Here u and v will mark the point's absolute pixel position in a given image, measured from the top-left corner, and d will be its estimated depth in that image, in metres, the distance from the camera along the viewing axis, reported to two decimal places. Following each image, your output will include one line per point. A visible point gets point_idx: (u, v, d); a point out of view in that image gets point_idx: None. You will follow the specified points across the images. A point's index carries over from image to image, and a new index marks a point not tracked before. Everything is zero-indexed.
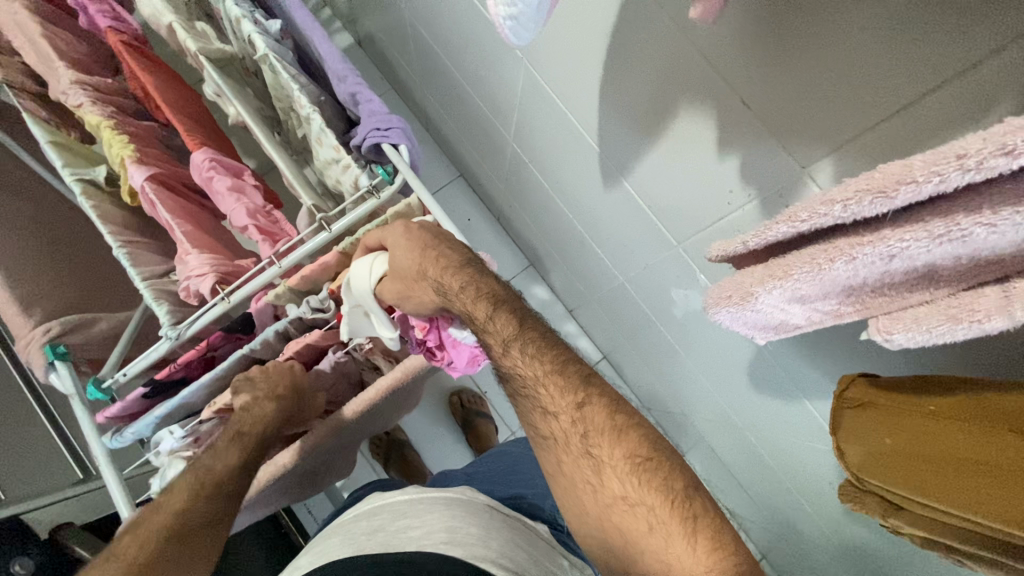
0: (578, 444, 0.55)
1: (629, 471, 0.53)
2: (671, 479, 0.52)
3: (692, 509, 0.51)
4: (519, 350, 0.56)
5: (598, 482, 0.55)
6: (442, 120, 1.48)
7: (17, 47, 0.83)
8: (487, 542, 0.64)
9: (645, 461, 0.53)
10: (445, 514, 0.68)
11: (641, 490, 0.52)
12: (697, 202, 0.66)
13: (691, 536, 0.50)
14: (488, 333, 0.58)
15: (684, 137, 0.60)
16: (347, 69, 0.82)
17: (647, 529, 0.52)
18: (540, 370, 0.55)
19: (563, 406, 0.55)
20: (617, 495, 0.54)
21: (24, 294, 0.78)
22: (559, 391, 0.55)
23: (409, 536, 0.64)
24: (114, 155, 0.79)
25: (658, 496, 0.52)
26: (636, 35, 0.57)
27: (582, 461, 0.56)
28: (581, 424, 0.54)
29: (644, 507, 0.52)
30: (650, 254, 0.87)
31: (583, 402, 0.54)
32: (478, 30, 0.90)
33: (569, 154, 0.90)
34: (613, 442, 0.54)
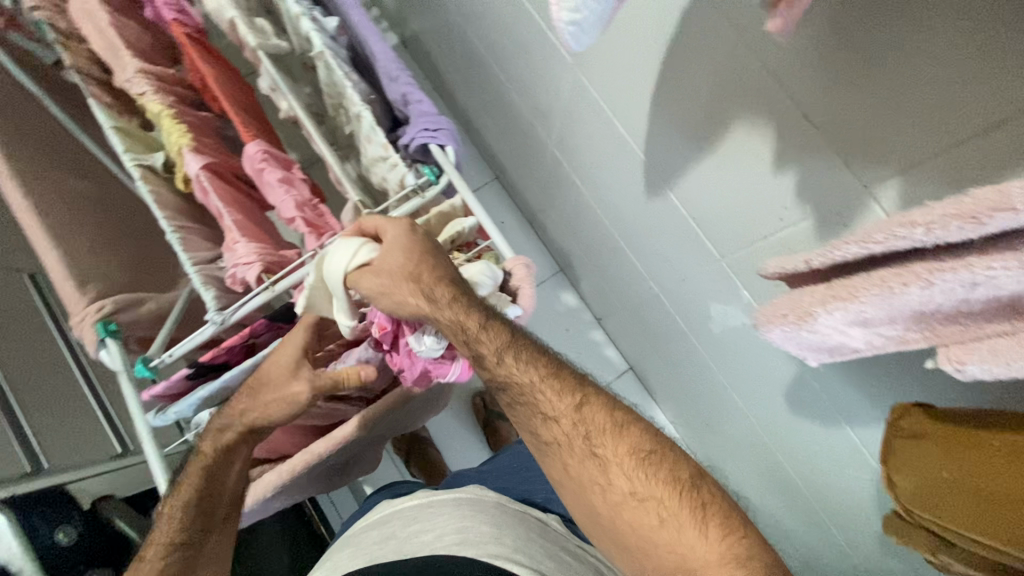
0: (582, 445, 0.57)
1: (634, 466, 0.55)
2: (677, 470, 0.54)
3: (700, 496, 0.53)
4: (511, 359, 0.59)
5: (606, 480, 0.55)
6: (481, 122, 1.49)
7: (88, 36, 0.86)
8: (501, 539, 0.64)
9: (649, 455, 0.55)
10: (457, 514, 0.68)
11: (650, 484, 0.54)
12: (747, 217, 0.65)
13: (702, 525, 0.51)
14: (481, 343, 0.59)
15: (739, 150, 0.59)
16: (399, 69, 0.84)
17: (658, 522, 0.53)
18: (536, 374, 0.59)
19: (563, 409, 0.57)
20: (626, 492, 0.54)
21: (81, 272, 0.81)
22: (557, 393, 0.58)
23: (421, 541, 0.65)
24: (172, 143, 0.82)
25: (665, 485, 0.54)
26: (697, 45, 0.56)
27: (588, 463, 0.56)
28: (581, 424, 0.57)
29: (654, 501, 0.53)
30: (691, 266, 0.86)
31: (581, 403, 0.57)
32: (528, 35, 0.91)
33: (612, 162, 0.90)
34: (615, 439, 0.56)
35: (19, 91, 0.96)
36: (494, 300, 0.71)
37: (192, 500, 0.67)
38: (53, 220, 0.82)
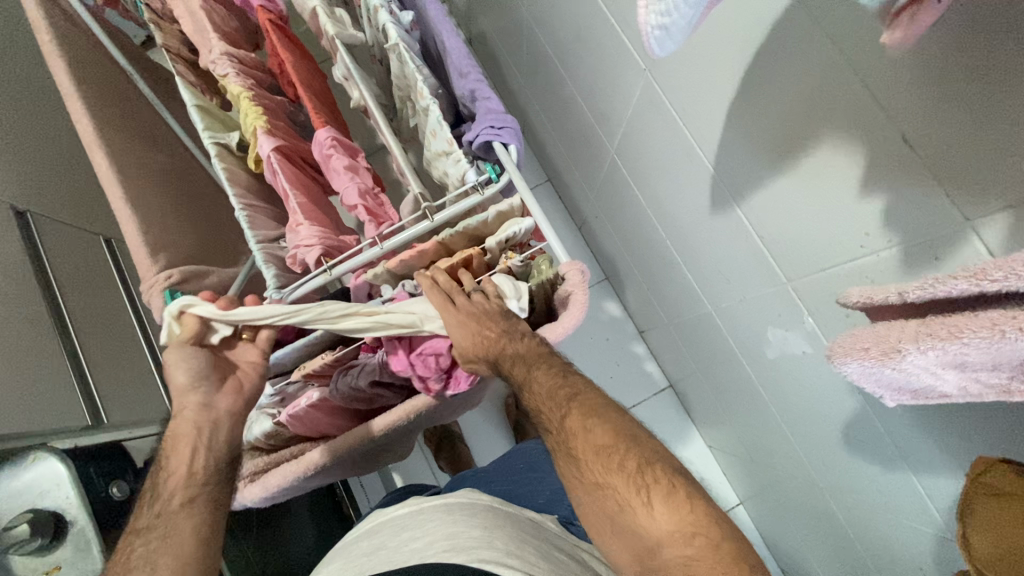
0: (562, 448, 0.58)
1: (597, 460, 0.55)
2: (632, 457, 0.54)
3: (651, 477, 0.52)
4: (540, 378, 0.63)
5: (578, 473, 0.56)
6: (541, 124, 1.48)
7: (180, 18, 0.91)
8: (491, 543, 0.63)
9: (609, 448, 0.55)
10: (448, 521, 0.68)
11: (607, 472, 0.54)
12: (823, 241, 0.61)
13: (648, 504, 0.51)
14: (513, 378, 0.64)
15: (822, 170, 0.56)
16: (469, 66, 0.84)
17: (618, 507, 0.53)
18: (545, 396, 0.61)
19: (554, 419, 0.60)
20: (593, 481, 0.55)
21: (155, 240, 0.85)
22: (551, 406, 0.60)
23: (411, 549, 0.65)
24: (248, 124, 0.84)
25: (620, 476, 0.53)
26: (788, 56, 0.53)
27: (567, 462, 0.58)
28: (566, 433, 0.59)
29: (611, 488, 0.54)
30: (754, 287, 0.82)
31: (565, 412, 0.59)
32: (601, 38, 0.89)
33: (677, 173, 0.87)
34: (584, 438, 0.57)
35: (113, 65, 1.02)
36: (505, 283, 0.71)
37: (158, 491, 0.63)
38: (136, 189, 0.87)
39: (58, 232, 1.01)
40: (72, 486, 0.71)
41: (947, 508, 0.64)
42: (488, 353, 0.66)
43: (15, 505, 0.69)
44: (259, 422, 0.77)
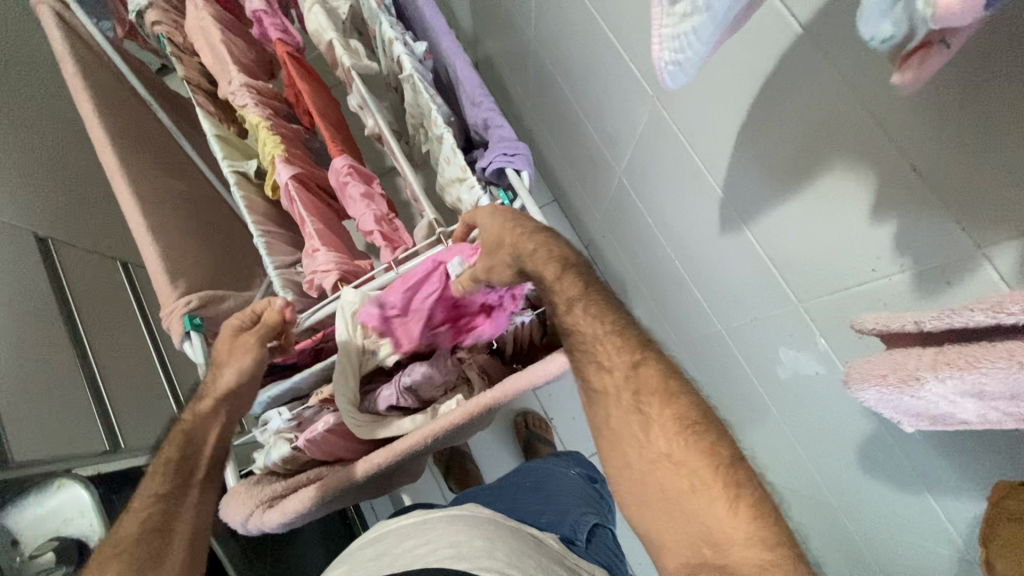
0: (630, 400, 0.59)
1: (677, 431, 0.55)
2: (718, 446, 0.54)
3: (737, 477, 0.52)
4: (582, 309, 0.62)
5: (646, 438, 0.57)
6: (548, 146, 1.51)
7: (200, 50, 0.93)
8: (494, 553, 0.64)
9: (694, 425, 0.55)
10: (450, 530, 0.68)
11: (688, 452, 0.54)
12: (836, 265, 0.62)
13: (733, 501, 0.51)
14: (554, 291, 0.63)
15: (832, 196, 0.58)
16: (482, 95, 0.86)
17: (690, 489, 0.54)
18: (601, 329, 0.61)
19: (617, 363, 0.60)
20: (662, 452, 0.56)
21: (175, 267, 0.86)
22: (617, 349, 0.60)
23: (416, 554, 0.65)
24: (266, 153, 0.87)
25: (702, 457, 0.53)
26: (797, 87, 0.55)
27: (632, 417, 0.59)
28: (636, 381, 0.58)
29: (688, 469, 0.54)
30: (765, 307, 0.83)
31: (638, 362, 0.59)
32: (609, 65, 0.91)
33: (686, 195, 0.89)
34: (664, 403, 0.57)
35: (134, 96, 1.05)
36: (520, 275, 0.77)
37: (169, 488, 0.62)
38: (156, 216, 0.89)
39: (77, 258, 1.03)
40: (96, 511, 0.71)
41: (966, 530, 0.64)
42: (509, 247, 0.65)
43: (40, 533, 0.70)
44: (276, 446, 0.76)
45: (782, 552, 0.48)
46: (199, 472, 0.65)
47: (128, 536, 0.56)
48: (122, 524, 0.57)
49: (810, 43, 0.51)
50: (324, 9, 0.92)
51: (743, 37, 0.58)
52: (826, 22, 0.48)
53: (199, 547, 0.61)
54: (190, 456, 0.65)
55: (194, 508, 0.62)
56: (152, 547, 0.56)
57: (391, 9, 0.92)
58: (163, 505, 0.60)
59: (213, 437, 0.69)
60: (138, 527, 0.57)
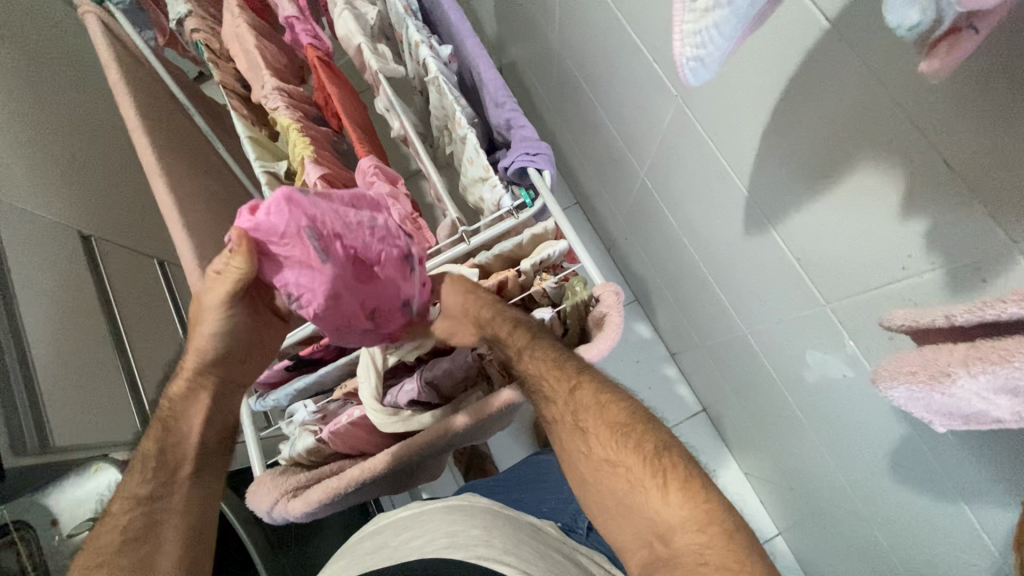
0: (570, 419, 0.61)
1: (610, 435, 0.58)
2: (644, 438, 0.57)
3: (665, 463, 0.55)
4: (529, 355, 0.65)
5: (587, 448, 0.59)
6: (570, 148, 1.51)
7: (234, 56, 0.97)
8: (490, 542, 0.65)
9: (624, 426, 0.58)
10: (447, 521, 0.70)
11: (621, 451, 0.56)
12: (867, 263, 0.61)
13: (665, 490, 0.54)
14: (506, 344, 0.66)
15: (860, 192, 0.57)
16: (505, 96, 0.87)
17: (629, 487, 0.56)
18: (545, 365, 0.63)
19: (558, 391, 0.62)
20: (601, 458, 0.58)
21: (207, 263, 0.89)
22: (557, 380, 0.62)
23: (413, 545, 0.67)
24: (296, 154, 0.89)
25: (635, 454, 0.56)
26: (824, 83, 0.54)
27: (574, 435, 0.60)
28: (572, 403, 0.61)
29: (624, 468, 0.56)
30: (790, 307, 0.82)
31: (575, 385, 0.61)
32: (632, 66, 0.91)
33: (710, 196, 0.88)
34: (597, 412, 0.59)
35: (172, 101, 1.09)
36: (536, 275, 0.77)
37: (154, 490, 0.62)
38: (192, 215, 0.92)
39: (117, 255, 1.08)
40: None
41: (1003, 540, 0.61)
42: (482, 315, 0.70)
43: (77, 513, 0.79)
44: (301, 438, 0.77)
45: (715, 530, 0.51)
46: (183, 466, 0.65)
47: (106, 542, 0.58)
48: (107, 522, 0.60)
49: (836, 37, 0.50)
50: (352, 13, 0.95)
51: (769, 33, 0.57)
52: (857, 14, 0.47)
53: (192, 544, 0.61)
54: (170, 449, 0.64)
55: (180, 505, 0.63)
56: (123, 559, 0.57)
57: (418, 14, 0.94)
58: (140, 513, 0.60)
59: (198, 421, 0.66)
60: (109, 540, 0.58)
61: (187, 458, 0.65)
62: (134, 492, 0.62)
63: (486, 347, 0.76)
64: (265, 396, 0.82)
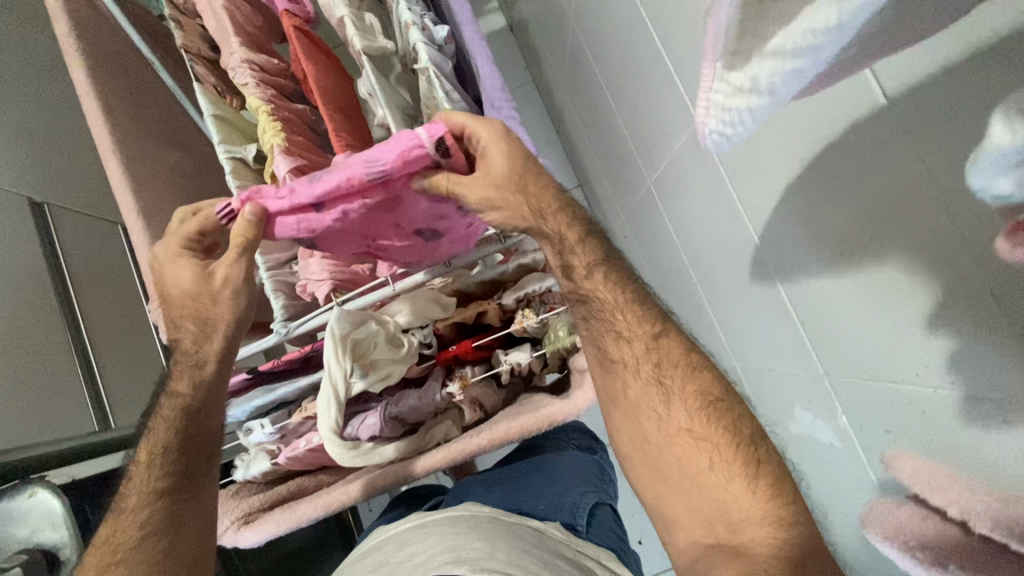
0: (649, 371, 0.61)
1: (697, 407, 0.58)
2: (740, 424, 0.56)
3: (758, 453, 0.55)
4: (600, 275, 0.64)
5: (665, 412, 0.60)
6: (577, 131, 1.40)
7: (202, 14, 0.86)
8: (494, 554, 0.59)
9: (717, 400, 0.57)
10: (449, 534, 0.64)
11: (708, 426, 0.57)
12: (877, 354, 0.55)
13: (752, 479, 0.53)
14: (574, 256, 0.65)
15: (883, 287, 0.50)
16: (503, 98, 0.77)
17: (710, 465, 0.56)
18: (619, 298, 0.63)
19: (637, 335, 0.62)
20: (681, 426, 0.58)
21: (165, 255, 0.82)
22: (637, 320, 0.62)
23: (415, 562, 0.61)
24: (266, 141, 0.80)
25: (722, 433, 0.56)
26: (862, 159, 0.47)
27: (651, 390, 0.61)
28: (655, 353, 0.61)
29: (709, 444, 0.56)
30: (784, 361, 0.77)
31: (658, 335, 0.61)
32: (648, 70, 0.82)
33: (719, 231, 0.80)
34: (685, 376, 0.59)
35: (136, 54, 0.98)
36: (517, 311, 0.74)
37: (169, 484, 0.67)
38: (148, 197, 0.84)
39: None
40: (67, 523, 0.71)
41: None
42: (535, 207, 0.64)
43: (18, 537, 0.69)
44: (258, 460, 0.76)
45: (797, 530, 0.49)
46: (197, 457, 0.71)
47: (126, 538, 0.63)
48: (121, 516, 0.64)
49: (890, 119, 0.42)
50: None
51: None
52: (916, 101, 0.39)
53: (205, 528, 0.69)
54: (183, 448, 0.69)
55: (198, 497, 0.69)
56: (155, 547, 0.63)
57: None
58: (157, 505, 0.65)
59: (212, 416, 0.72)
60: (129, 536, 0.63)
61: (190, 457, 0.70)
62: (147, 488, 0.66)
63: (458, 386, 0.74)
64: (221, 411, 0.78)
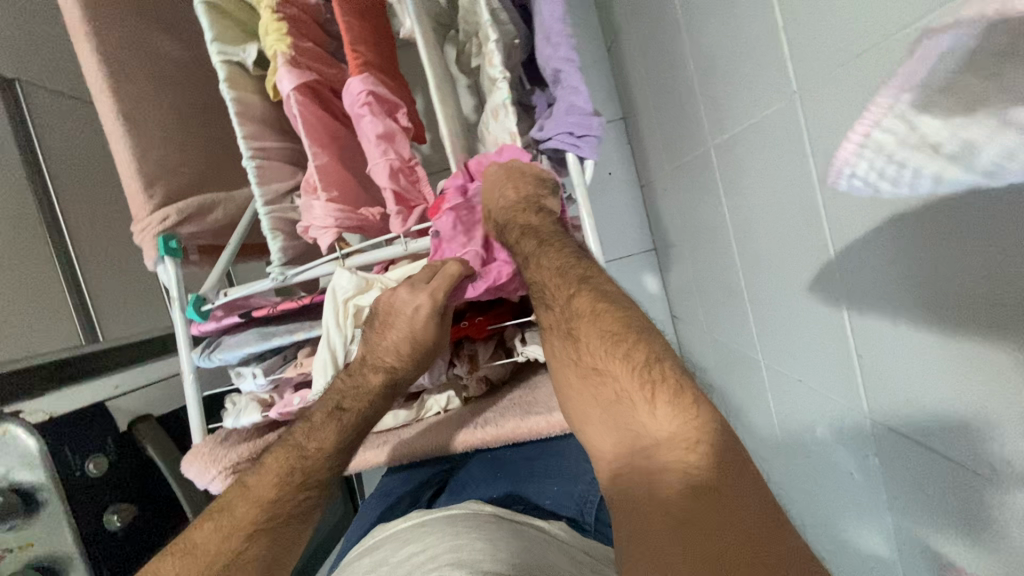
0: (563, 325, 0.55)
1: (601, 345, 0.51)
2: (637, 349, 0.49)
3: (655, 372, 0.47)
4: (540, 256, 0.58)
5: (576, 356, 0.54)
6: (633, 56, 1.20)
7: None
8: (497, 556, 0.50)
9: (619, 336, 0.50)
10: (450, 533, 0.55)
11: (609, 361, 0.50)
12: (944, 423, 0.49)
13: (651, 402, 0.47)
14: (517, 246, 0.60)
15: (987, 366, 0.43)
16: (561, 30, 0.64)
17: (618, 399, 0.50)
18: (544, 264, 0.57)
19: (557, 297, 0.55)
20: (591, 366, 0.52)
21: (150, 169, 0.72)
22: (556, 282, 0.55)
23: (412, 563, 0.51)
24: (268, 45, 0.66)
25: (622, 364, 0.49)
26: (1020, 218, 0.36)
27: (565, 342, 0.55)
28: (569, 313, 0.54)
29: (613, 378, 0.50)
30: (817, 377, 0.71)
31: (573, 294, 0.54)
32: (743, 10, 0.66)
33: (782, 224, 0.70)
34: (592, 324, 0.52)
35: None
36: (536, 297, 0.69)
37: (276, 509, 0.60)
38: (130, 96, 0.71)
39: None
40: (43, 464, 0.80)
41: None
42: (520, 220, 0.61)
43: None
44: (247, 411, 0.72)
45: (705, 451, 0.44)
46: (310, 495, 0.64)
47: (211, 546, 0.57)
48: (229, 519, 0.59)
49: None
50: None
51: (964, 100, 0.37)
52: None
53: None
54: (317, 476, 0.64)
55: (286, 544, 0.61)
56: None
57: None
58: (262, 535, 0.59)
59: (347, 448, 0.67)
60: (218, 550, 0.57)
61: (323, 486, 0.65)
62: (261, 509, 0.60)
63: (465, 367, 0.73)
64: (210, 352, 0.71)
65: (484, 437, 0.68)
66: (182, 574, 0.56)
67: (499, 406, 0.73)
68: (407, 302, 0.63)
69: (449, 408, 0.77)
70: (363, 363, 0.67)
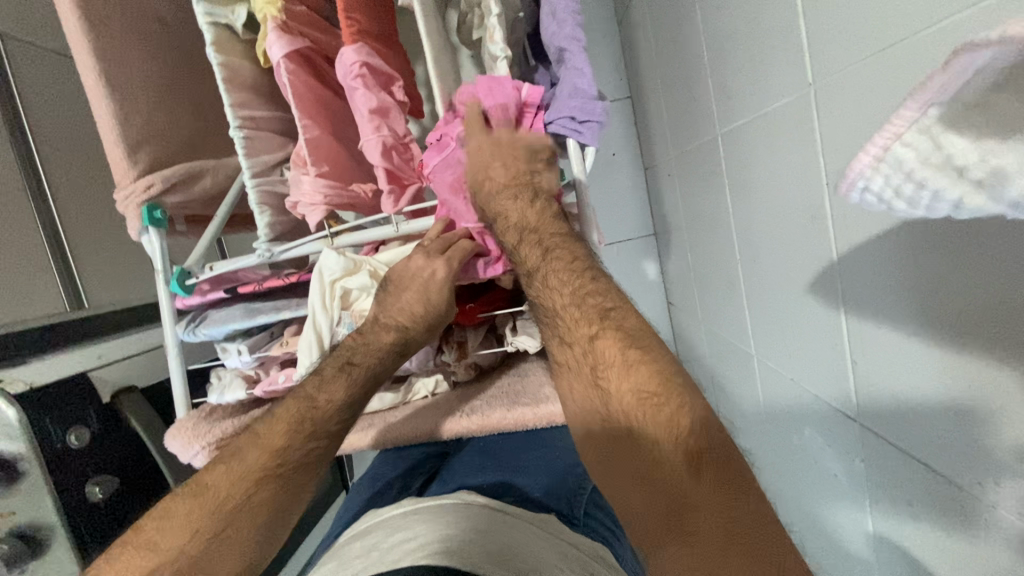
0: (590, 373, 0.53)
1: (634, 403, 0.47)
2: (680, 414, 0.44)
3: (699, 443, 0.43)
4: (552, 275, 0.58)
5: (606, 409, 0.51)
6: (644, 32, 1.15)
7: None
8: (485, 548, 0.51)
9: (651, 396, 0.46)
10: (441, 523, 0.55)
11: (645, 420, 0.46)
12: (934, 436, 0.49)
13: (693, 472, 0.42)
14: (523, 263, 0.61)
15: (985, 387, 0.42)
16: (567, 6, 0.60)
17: (651, 461, 0.46)
18: (562, 299, 0.56)
19: (578, 337, 0.54)
20: (624, 420, 0.48)
21: (132, 136, 0.69)
22: (577, 318, 0.55)
23: (404, 550, 0.52)
24: (258, 8, 0.63)
25: (663, 430, 0.44)
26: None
27: (593, 390, 0.53)
28: (592, 355, 0.52)
29: (651, 440, 0.45)
30: (808, 379, 0.71)
31: (595, 335, 0.52)
32: None
33: (786, 222, 0.68)
34: (622, 375, 0.49)
35: None
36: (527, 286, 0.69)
37: (285, 456, 0.62)
38: (112, 57, 0.68)
39: None
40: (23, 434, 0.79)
41: None
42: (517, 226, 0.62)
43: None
44: (231, 388, 0.73)
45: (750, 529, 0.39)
46: (318, 446, 0.65)
47: (222, 484, 0.59)
48: (239, 464, 0.61)
49: None
50: None
51: None
52: None
53: (287, 517, 0.64)
54: (325, 428, 0.65)
55: (294, 486, 0.63)
56: (250, 520, 0.59)
57: None
58: (273, 480, 0.61)
59: (356, 399, 0.67)
60: (228, 493, 0.59)
61: (330, 437, 0.66)
62: (273, 455, 0.62)
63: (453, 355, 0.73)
64: (195, 326, 0.70)
65: (471, 427, 0.67)
66: (192, 515, 0.57)
67: (486, 394, 0.72)
68: (426, 267, 0.64)
69: (435, 393, 0.77)
70: (376, 322, 0.67)
